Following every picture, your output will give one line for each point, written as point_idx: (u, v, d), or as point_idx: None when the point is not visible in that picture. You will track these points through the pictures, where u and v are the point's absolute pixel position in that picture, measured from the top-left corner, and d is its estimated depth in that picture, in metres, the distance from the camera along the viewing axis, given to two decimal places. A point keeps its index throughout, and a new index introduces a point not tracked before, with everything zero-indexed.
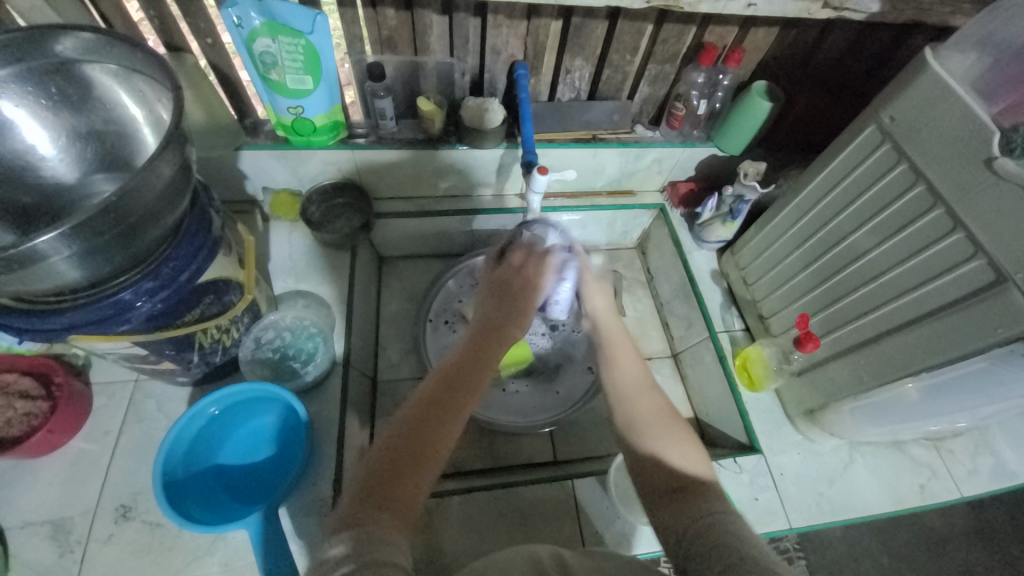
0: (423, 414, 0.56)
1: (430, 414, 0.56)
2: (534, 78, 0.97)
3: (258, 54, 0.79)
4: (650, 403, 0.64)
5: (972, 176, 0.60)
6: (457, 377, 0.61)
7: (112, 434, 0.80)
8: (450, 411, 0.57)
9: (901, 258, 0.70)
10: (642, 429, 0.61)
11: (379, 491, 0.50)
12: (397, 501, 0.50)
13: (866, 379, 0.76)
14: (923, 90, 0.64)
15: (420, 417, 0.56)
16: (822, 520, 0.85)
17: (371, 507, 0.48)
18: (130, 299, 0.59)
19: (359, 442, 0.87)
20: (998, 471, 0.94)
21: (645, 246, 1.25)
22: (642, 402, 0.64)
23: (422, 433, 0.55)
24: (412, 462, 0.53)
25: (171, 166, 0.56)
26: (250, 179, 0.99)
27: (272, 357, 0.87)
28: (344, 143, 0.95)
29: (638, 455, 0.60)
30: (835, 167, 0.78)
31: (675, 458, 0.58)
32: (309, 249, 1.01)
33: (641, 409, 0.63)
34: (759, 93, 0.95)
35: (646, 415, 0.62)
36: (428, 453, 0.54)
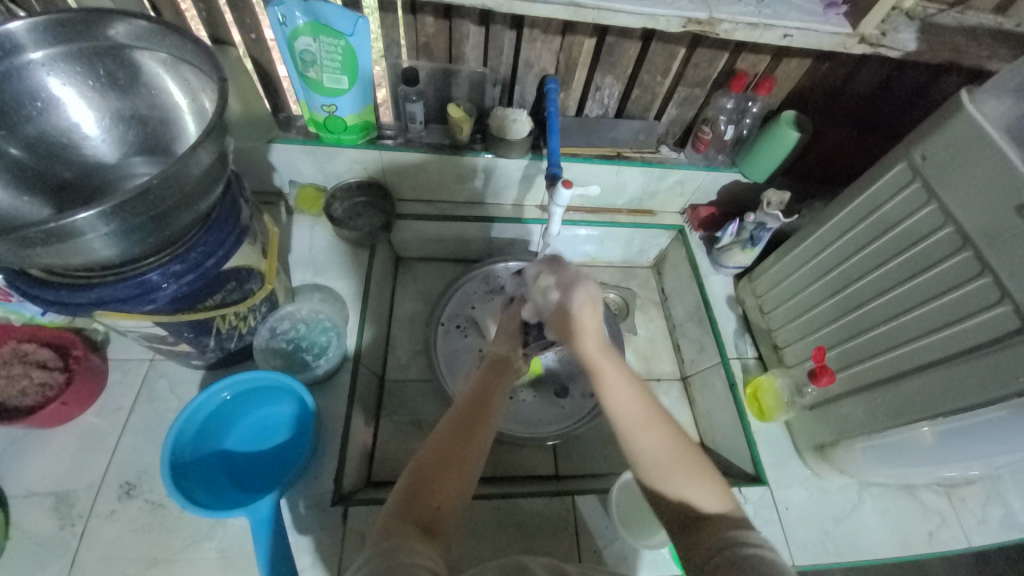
0: (449, 438, 0.58)
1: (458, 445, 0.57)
2: (564, 92, 0.98)
3: (299, 52, 0.81)
4: (656, 440, 0.58)
5: (1002, 221, 0.59)
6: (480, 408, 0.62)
7: (123, 411, 0.81)
8: (478, 430, 0.59)
9: (926, 298, 0.69)
10: (653, 468, 0.58)
11: (403, 514, 0.52)
12: (422, 521, 0.52)
13: (879, 418, 0.75)
14: (957, 131, 0.63)
15: (447, 441, 0.57)
16: (826, 559, 0.83)
17: (393, 527, 0.50)
18: (158, 280, 0.60)
19: (362, 439, 0.88)
20: (1009, 523, 0.91)
21: (661, 266, 1.25)
22: (649, 437, 0.58)
23: (451, 451, 0.57)
24: (436, 485, 0.54)
25: (209, 154, 0.57)
26: (279, 171, 1.01)
27: (285, 348, 0.88)
28: (373, 143, 0.97)
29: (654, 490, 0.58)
30: (863, 200, 0.77)
31: (691, 491, 0.56)
32: (329, 244, 1.03)
33: (653, 446, 0.58)
34: (788, 122, 0.95)
35: (654, 455, 0.57)
36: (455, 475, 0.56)
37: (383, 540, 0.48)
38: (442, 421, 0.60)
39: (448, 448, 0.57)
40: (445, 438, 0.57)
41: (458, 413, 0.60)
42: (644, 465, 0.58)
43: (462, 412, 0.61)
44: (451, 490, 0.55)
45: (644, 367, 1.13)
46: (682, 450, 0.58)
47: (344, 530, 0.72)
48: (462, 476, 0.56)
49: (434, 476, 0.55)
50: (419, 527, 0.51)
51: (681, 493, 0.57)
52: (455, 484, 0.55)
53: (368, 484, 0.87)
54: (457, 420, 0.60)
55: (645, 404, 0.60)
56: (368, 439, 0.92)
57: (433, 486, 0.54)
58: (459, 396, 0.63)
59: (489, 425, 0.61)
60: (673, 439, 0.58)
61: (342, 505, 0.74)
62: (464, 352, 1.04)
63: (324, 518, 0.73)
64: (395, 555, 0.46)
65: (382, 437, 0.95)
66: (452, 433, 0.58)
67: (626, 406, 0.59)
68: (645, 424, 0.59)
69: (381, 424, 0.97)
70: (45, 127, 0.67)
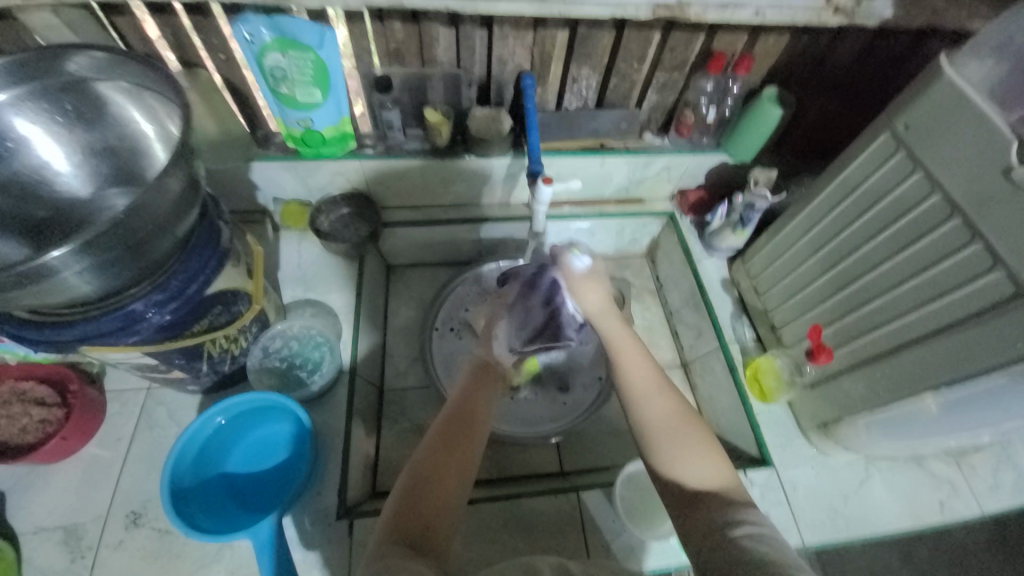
0: (438, 449, 0.59)
1: (450, 453, 0.59)
2: (541, 88, 0.97)
3: (269, 69, 0.80)
4: (663, 399, 0.62)
5: (991, 185, 0.58)
6: (470, 415, 0.64)
7: (124, 441, 0.81)
8: (468, 439, 0.61)
9: (918, 268, 0.68)
10: (656, 436, 0.60)
11: (398, 531, 0.52)
12: (417, 538, 0.52)
13: (880, 392, 0.74)
14: (938, 97, 0.62)
15: (436, 454, 0.58)
16: (837, 537, 0.82)
17: (389, 544, 0.50)
18: (141, 309, 0.60)
19: (364, 450, 0.88)
20: (1021, 488, 0.90)
21: (654, 253, 1.24)
22: (652, 402, 0.62)
23: (444, 460, 0.58)
24: (431, 494, 0.55)
25: (180, 180, 0.57)
26: (262, 189, 1.00)
27: (279, 366, 0.88)
28: (352, 154, 0.97)
29: (655, 463, 0.59)
30: (848, 173, 0.76)
31: (695, 458, 0.57)
32: (318, 259, 1.02)
33: (657, 412, 0.61)
34: (770, 100, 0.94)
35: (660, 420, 0.60)
36: (447, 488, 0.56)
37: (378, 559, 0.48)
38: (433, 429, 0.62)
39: (437, 461, 0.58)
40: (436, 449, 0.59)
41: (444, 422, 0.62)
42: (650, 434, 0.60)
43: (447, 423, 0.62)
44: (443, 502, 0.55)
45: None
46: (684, 419, 0.61)
47: (350, 544, 0.72)
48: (454, 488, 0.57)
49: (423, 492, 0.55)
50: (414, 544, 0.51)
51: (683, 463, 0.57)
52: (447, 499, 0.56)
53: (374, 495, 0.88)
54: (445, 432, 0.61)
55: (651, 372, 0.65)
56: (370, 450, 0.92)
57: (426, 500, 0.55)
58: (450, 403, 0.66)
59: (477, 436, 0.62)
60: (677, 404, 0.62)
61: (347, 518, 0.74)
62: (459, 355, 1.03)
63: (330, 532, 0.74)
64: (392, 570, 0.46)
65: (385, 446, 0.95)
66: (440, 447, 0.59)
67: (635, 369, 0.65)
68: (648, 393, 0.63)
69: (384, 433, 0.97)
70: (17, 167, 0.68)
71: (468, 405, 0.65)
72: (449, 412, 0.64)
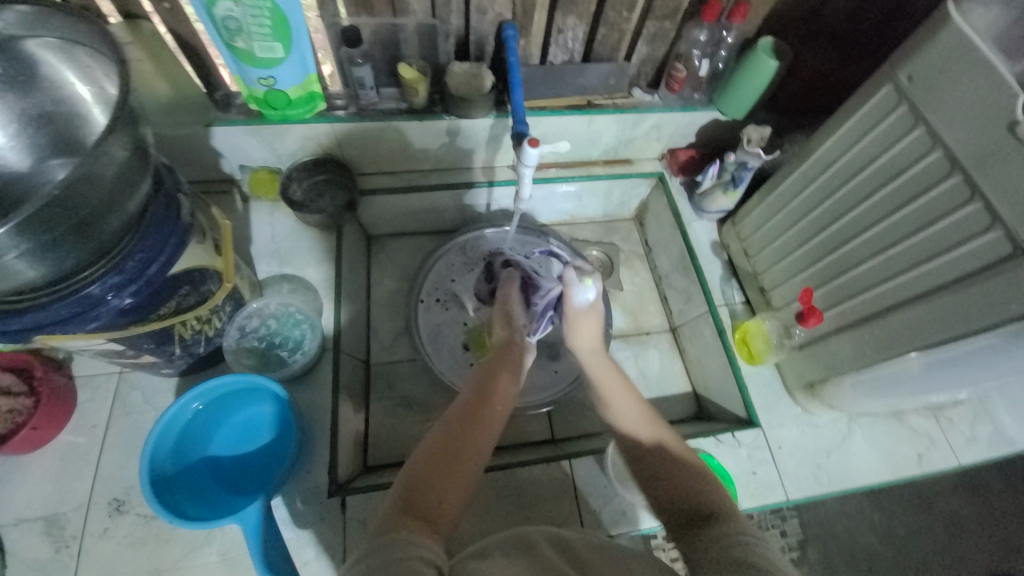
0: (448, 436, 0.58)
1: (463, 434, 0.58)
2: (524, 39, 0.91)
3: (220, 20, 0.72)
4: (648, 437, 0.64)
5: (994, 141, 0.55)
6: (487, 399, 0.63)
7: (99, 428, 0.78)
8: (482, 423, 0.60)
9: (914, 229, 0.66)
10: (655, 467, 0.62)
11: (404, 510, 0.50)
12: (425, 515, 0.50)
13: (868, 353, 0.74)
14: (944, 46, 0.59)
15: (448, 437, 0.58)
16: (819, 491, 0.85)
17: (395, 522, 0.48)
18: (97, 293, 0.56)
19: (353, 426, 0.87)
20: (996, 438, 0.93)
21: (643, 216, 1.21)
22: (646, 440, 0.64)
23: (458, 442, 0.57)
24: (443, 474, 0.54)
25: (123, 148, 0.51)
26: (226, 157, 0.93)
27: (257, 346, 0.84)
28: (322, 116, 0.90)
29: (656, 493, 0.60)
30: (846, 131, 0.74)
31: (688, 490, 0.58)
32: (292, 230, 0.97)
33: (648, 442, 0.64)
34: (765, 51, 0.89)
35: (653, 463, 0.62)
36: (456, 473, 0.55)
37: (385, 534, 0.46)
38: (447, 414, 0.62)
39: (448, 445, 0.57)
40: (451, 429, 0.59)
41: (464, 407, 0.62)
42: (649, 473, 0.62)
43: (463, 408, 0.62)
44: (453, 485, 0.54)
45: (632, 323, 1.12)
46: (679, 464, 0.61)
47: (344, 521, 0.72)
48: (462, 471, 0.55)
49: (435, 474, 0.54)
50: (424, 522, 0.49)
51: (681, 486, 0.59)
52: (454, 481, 0.54)
53: (365, 470, 0.87)
54: (456, 419, 0.60)
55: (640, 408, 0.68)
56: (359, 425, 0.91)
57: (433, 483, 0.53)
58: (466, 390, 0.66)
59: (491, 423, 0.62)
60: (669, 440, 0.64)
61: (340, 495, 0.73)
62: (445, 327, 1.01)
63: (323, 510, 0.73)
64: (396, 545, 0.44)
65: (374, 421, 0.94)
66: (453, 428, 0.59)
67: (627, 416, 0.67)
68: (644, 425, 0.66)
69: (372, 408, 0.96)
70: None
71: (484, 389, 0.65)
72: (467, 397, 0.64)
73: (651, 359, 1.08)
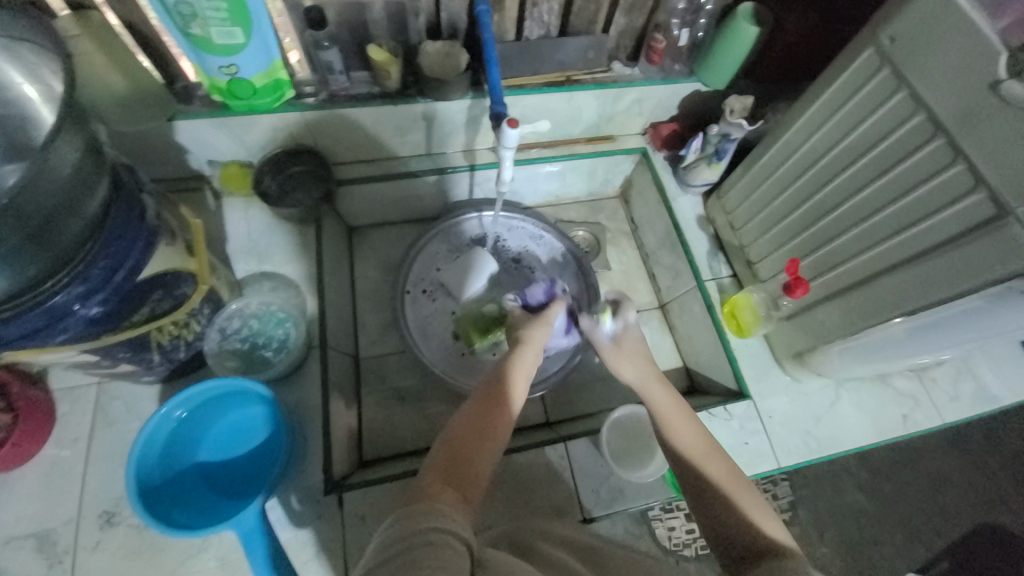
0: (476, 410, 0.58)
1: (489, 408, 0.59)
2: (497, 14, 0.87)
3: (172, 5, 0.68)
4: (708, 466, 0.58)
5: (977, 101, 0.55)
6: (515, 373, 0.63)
7: (82, 440, 0.76)
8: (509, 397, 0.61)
9: (896, 195, 0.66)
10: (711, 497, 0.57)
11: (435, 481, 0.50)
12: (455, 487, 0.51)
13: (854, 321, 0.75)
14: (927, 4, 0.57)
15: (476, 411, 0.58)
16: (809, 457, 0.87)
17: (424, 492, 0.48)
18: (63, 304, 0.53)
19: (346, 422, 0.86)
20: (979, 396, 0.96)
21: (628, 194, 1.20)
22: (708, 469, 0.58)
23: (486, 416, 0.58)
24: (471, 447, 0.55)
25: (75, 148, 0.48)
26: (192, 152, 0.89)
27: (241, 348, 0.82)
28: (291, 104, 0.86)
29: (709, 522, 0.57)
30: (829, 98, 0.73)
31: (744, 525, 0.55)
32: (268, 226, 0.94)
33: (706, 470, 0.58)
34: (746, 17, 0.87)
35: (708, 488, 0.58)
36: (484, 445, 0.56)
37: (414, 503, 0.46)
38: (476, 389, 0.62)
39: (476, 419, 0.57)
40: (478, 403, 0.59)
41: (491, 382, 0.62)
42: (701, 497, 0.58)
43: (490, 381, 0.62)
44: (481, 454, 0.55)
45: None
46: (734, 485, 0.57)
47: (342, 518, 0.72)
48: (489, 445, 0.56)
49: (464, 447, 0.55)
50: (454, 493, 0.50)
51: (738, 515, 0.55)
52: (482, 451, 0.55)
53: (361, 465, 0.87)
54: (486, 394, 0.60)
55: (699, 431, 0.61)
56: (352, 421, 0.90)
57: (463, 458, 0.54)
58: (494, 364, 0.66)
59: (516, 398, 0.62)
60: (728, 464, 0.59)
61: (336, 492, 0.72)
62: (433, 317, 1.00)
63: (320, 508, 0.72)
64: (425, 514, 0.44)
65: (367, 415, 0.93)
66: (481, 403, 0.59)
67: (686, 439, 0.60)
68: (703, 451, 0.60)
69: (364, 403, 0.95)
70: None
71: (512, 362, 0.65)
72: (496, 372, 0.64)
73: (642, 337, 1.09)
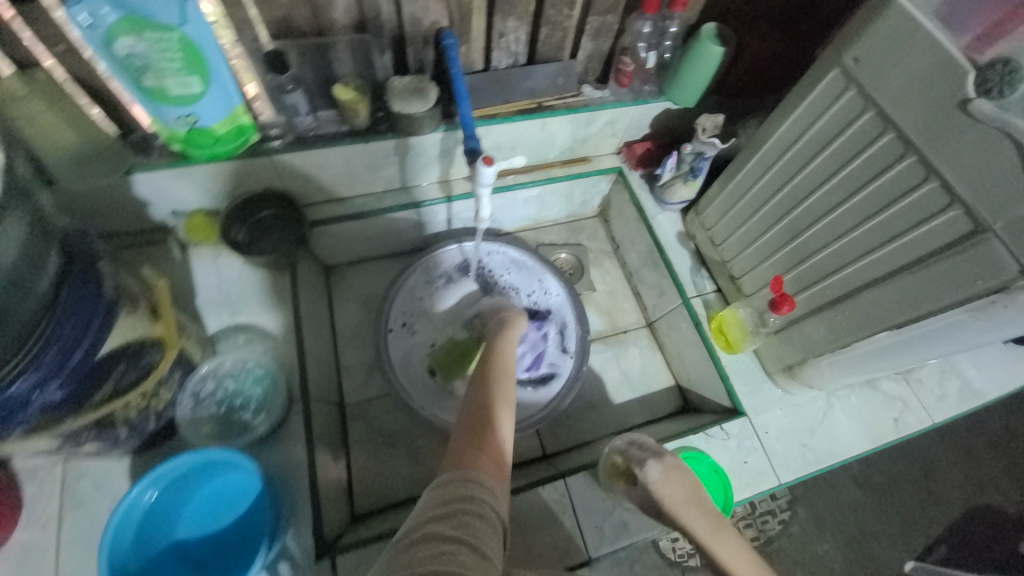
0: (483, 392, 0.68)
1: (494, 392, 0.68)
2: (464, 46, 0.86)
3: (123, 58, 0.65)
4: None
5: (945, 118, 0.56)
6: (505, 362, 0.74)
7: (50, 525, 0.70)
8: (503, 378, 0.71)
9: (871, 212, 0.66)
10: None
11: (464, 452, 0.59)
12: (484, 456, 0.58)
13: (841, 335, 0.75)
14: (888, 27, 0.58)
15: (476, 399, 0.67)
16: (808, 470, 0.87)
17: (460, 464, 0.57)
18: (20, 394, 0.51)
19: (335, 475, 0.82)
20: (965, 393, 0.97)
21: (607, 213, 1.20)
22: None
23: (493, 398, 0.67)
24: (485, 423, 0.64)
25: (20, 225, 0.48)
26: (154, 203, 0.85)
27: (217, 411, 0.77)
28: (255, 148, 0.83)
29: None
30: (798, 117, 0.73)
31: None
32: (241, 275, 0.90)
33: None
34: (710, 37, 0.88)
35: None
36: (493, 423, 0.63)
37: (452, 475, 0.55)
38: (476, 378, 0.72)
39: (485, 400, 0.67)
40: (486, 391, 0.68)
41: (489, 369, 0.72)
42: None
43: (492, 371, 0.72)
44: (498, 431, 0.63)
45: (608, 323, 1.11)
46: None
47: None
48: (499, 419, 0.65)
49: (478, 423, 0.64)
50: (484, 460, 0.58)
51: None
52: (497, 429, 0.64)
53: (354, 520, 0.82)
54: (485, 381, 0.70)
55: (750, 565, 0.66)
56: (342, 473, 0.86)
57: (485, 429, 0.62)
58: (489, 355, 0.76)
59: (507, 374, 0.73)
60: None
61: (328, 557, 0.67)
62: (418, 355, 0.96)
63: None
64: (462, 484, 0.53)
65: (357, 465, 0.90)
66: (487, 391, 0.69)
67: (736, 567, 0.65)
68: None
69: (353, 452, 0.91)
70: None
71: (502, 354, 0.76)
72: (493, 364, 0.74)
73: (633, 358, 1.08)
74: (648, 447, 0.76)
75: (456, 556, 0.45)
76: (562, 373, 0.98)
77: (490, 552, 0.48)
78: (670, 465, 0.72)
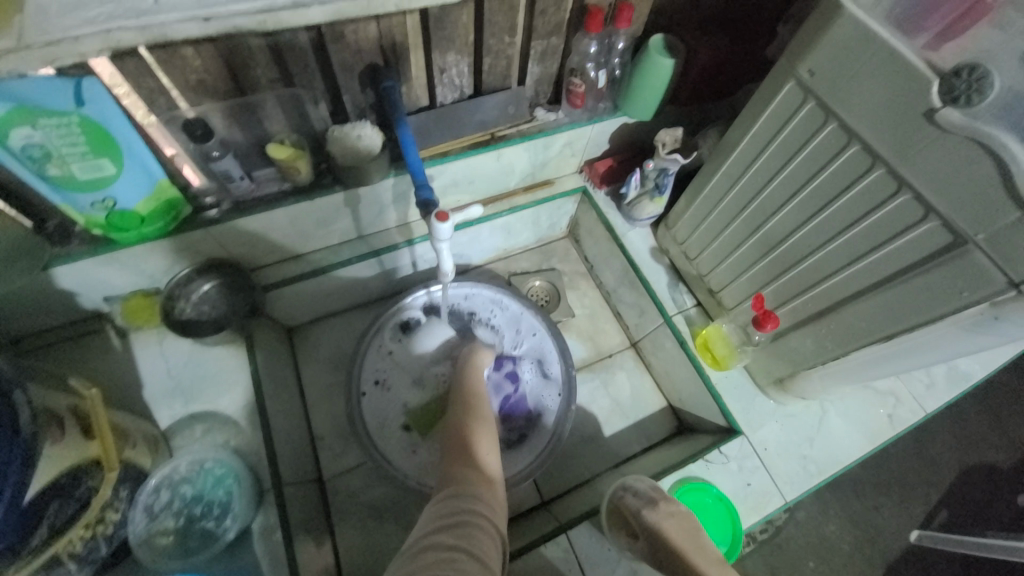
0: (463, 408, 0.70)
1: (473, 407, 0.70)
2: (405, 85, 0.81)
3: (19, 150, 0.58)
4: None
5: (912, 129, 0.53)
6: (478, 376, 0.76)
7: None
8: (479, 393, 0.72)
9: (845, 225, 0.64)
10: None
11: (454, 470, 0.60)
12: (472, 471, 0.59)
13: (829, 347, 0.73)
14: (842, 37, 0.56)
15: (457, 411, 0.69)
16: (812, 482, 0.85)
17: (453, 484, 0.57)
18: None
19: (320, 564, 0.75)
20: (953, 377, 0.97)
21: (576, 233, 1.16)
22: None
23: (474, 412, 0.69)
24: (469, 437, 0.65)
25: None
26: (83, 293, 0.77)
27: (176, 524, 0.71)
28: (189, 223, 0.75)
29: None
30: (758, 130, 0.71)
31: None
32: (190, 357, 0.85)
33: None
34: (658, 50, 0.85)
35: None
36: (477, 433, 0.65)
37: (447, 497, 0.55)
38: (456, 397, 0.73)
39: (466, 414, 0.68)
40: (466, 406, 0.70)
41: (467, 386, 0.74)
42: None
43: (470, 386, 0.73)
44: (484, 444, 0.64)
45: (592, 349, 1.08)
46: None
47: None
48: (484, 432, 0.66)
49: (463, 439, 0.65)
50: (473, 474, 0.59)
51: None
52: (484, 441, 0.65)
53: None
54: (464, 397, 0.72)
55: None
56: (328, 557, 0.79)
57: (469, 444, 0.64)
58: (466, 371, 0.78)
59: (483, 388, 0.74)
60: None
61: None
62: (395, 412, 0.90)
63: None
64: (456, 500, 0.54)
65: (345, 543, 0.83)
66: (467, 406, 0.70)
67: None
68: None
69: (339, 529, 0.84)
70: None
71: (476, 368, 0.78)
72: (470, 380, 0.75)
73: (621, 382, 1.04)
74: (642, 493, 0.74)
75: (458, 562, 0.45)
76: (550, 413, 0.93)
77: (489, 558, 0.48)
78: (674, 514, 0.71)
